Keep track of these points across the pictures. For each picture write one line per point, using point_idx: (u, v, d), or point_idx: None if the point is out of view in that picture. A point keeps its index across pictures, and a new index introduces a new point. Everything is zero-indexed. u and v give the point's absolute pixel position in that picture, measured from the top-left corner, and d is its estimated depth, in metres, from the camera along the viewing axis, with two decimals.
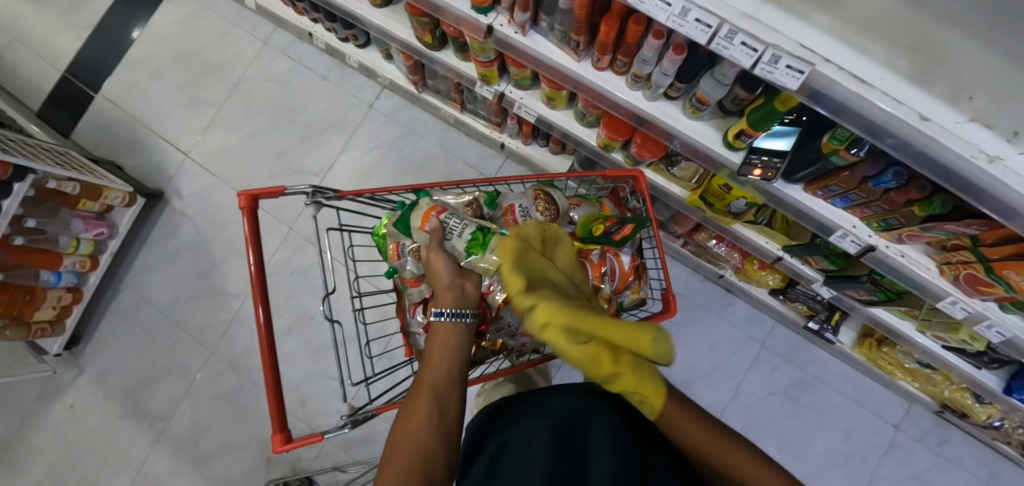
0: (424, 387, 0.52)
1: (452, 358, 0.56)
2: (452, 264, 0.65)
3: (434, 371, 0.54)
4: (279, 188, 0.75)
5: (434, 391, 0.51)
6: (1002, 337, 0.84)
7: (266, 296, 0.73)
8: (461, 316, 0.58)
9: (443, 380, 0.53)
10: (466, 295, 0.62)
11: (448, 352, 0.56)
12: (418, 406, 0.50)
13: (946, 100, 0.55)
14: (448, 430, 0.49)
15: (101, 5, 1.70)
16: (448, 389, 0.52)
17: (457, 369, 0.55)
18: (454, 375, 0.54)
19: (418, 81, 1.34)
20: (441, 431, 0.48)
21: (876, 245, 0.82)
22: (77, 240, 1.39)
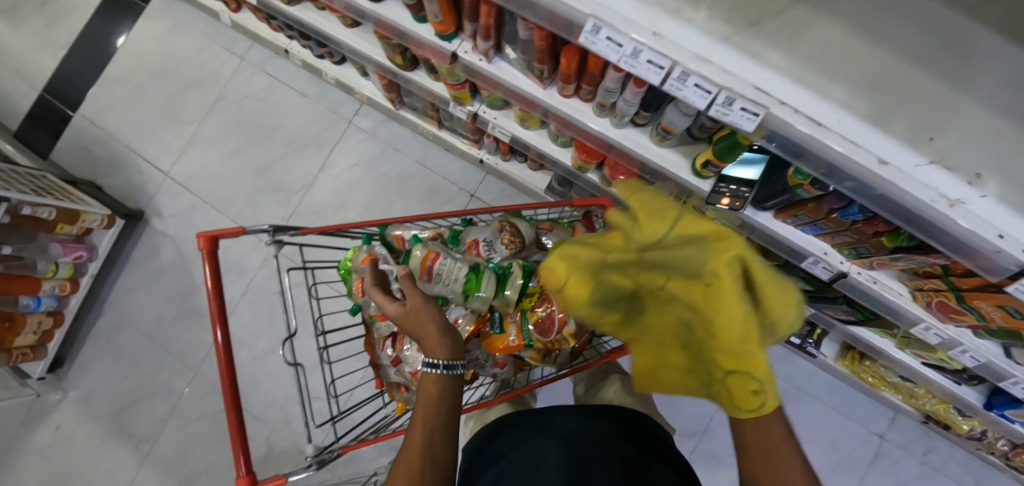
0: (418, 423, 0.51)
1: (445, 396, 0.54)
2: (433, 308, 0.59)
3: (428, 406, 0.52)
4: (238, 227, 0.74)
5: (429, 428, 0.50)
6: (977, 362, 0.83)
7: (229, 337, 0.73)
8: (449, 367, 0.54)
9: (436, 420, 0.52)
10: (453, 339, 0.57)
11: (441, 389, 0.54)
12: (414, 445, 0.49)
13: (906, 142, 0.53)
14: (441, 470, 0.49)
15: (76, 23, 1.68)
16: (439, 431, 0.51)
17: (450, 407, 0.53)
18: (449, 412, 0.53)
19: (395, 99, 1.32)
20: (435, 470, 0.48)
21: (847, 272, 0.80)
22: (56, 264, 1.38)
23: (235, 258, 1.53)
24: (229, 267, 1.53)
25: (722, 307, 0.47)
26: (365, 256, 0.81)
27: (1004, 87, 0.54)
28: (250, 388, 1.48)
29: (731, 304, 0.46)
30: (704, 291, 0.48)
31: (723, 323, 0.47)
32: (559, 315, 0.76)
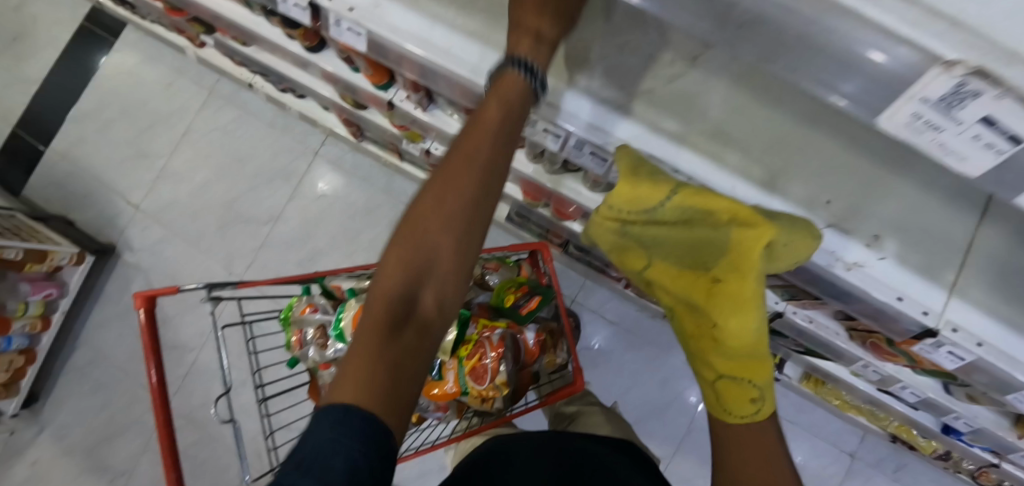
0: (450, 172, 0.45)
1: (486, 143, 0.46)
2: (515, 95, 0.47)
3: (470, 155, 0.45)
4: (173, 287, 0.75)
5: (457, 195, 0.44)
6: (918, 397, 0.83)
7: (165, 395, 0.75)
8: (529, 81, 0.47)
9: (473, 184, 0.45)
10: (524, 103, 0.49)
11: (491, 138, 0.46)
12: (438, 206, 0.44)
13: (801, 205, 0.54)
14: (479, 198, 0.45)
15: (45, 60, 1.70)
16: (489, 155, 0.45)
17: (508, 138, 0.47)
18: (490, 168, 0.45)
19: (356, 132, 1.33)
20: (461, 232, 0.44)
21: (782, 311, 0.81)
22: (26, 303, 1.40)
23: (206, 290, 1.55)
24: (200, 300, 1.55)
25: (734, 304, 0.53)
26: (305, 306, 0.82)
27: (901, 145, 0.54)
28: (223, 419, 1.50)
29: (745, 299, 0.53)
30: (720, 285, 0.54)
31: (734, 323, 0.54)
32: (491, 363, 0.76)
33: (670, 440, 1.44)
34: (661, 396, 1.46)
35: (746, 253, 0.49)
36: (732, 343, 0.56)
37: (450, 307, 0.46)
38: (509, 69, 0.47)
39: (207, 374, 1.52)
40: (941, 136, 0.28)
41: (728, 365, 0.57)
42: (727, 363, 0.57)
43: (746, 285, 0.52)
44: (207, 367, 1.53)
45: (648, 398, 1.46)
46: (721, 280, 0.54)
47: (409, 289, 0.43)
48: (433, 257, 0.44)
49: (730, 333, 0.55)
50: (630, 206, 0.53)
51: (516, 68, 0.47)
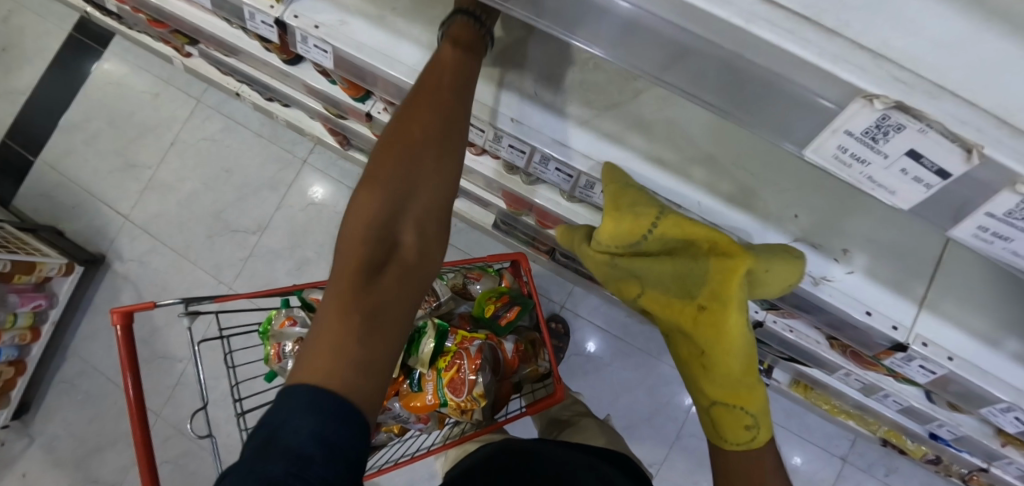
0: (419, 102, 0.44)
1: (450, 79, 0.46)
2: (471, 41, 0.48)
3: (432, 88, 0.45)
4: (150, 302, 0.75)
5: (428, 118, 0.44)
6: (901, 405, 0.83)
7: (143, 410, 0.75)
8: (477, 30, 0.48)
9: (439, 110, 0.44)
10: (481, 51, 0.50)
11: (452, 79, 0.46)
12: (412, 132, 0.43)
13: (769, 220, 0.53)
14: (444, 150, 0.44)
15: (36, 72, 1.71)
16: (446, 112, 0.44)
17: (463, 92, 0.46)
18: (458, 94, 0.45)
19: (343, 141, 1.33)
20: (431, 173, 0.43)
21: (762, 321, 0.81)
22: (16, 314, 1.40)
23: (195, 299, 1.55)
24: None
25: (721, 331, 0.50)
26: (284, 319, 0.82)
27: None
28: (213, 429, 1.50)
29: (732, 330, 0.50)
30: (708, 313, 0.51)
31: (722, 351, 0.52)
32: (470, 377, 0.75)
33: (660, 446, 1.44)
34: (651, 402, 1.45)
35: (731, 280, 0.48)
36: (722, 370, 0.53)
37: (430, 251, 0.44)
38: (457, 15, 0.48)
39: (196, 384, 1.53)
40: (869, 170, 0.28)
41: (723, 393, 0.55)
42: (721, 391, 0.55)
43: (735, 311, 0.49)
44: (197, 376, 1.53)
45: (637, 404, 1.45)
46: (706, 310, 0.51)
47: (383, 233, 0.41)
48: (404, 201, 0.42)
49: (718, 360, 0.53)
50: (615, 240, 0.50)
51: (464, 16, 0.48)
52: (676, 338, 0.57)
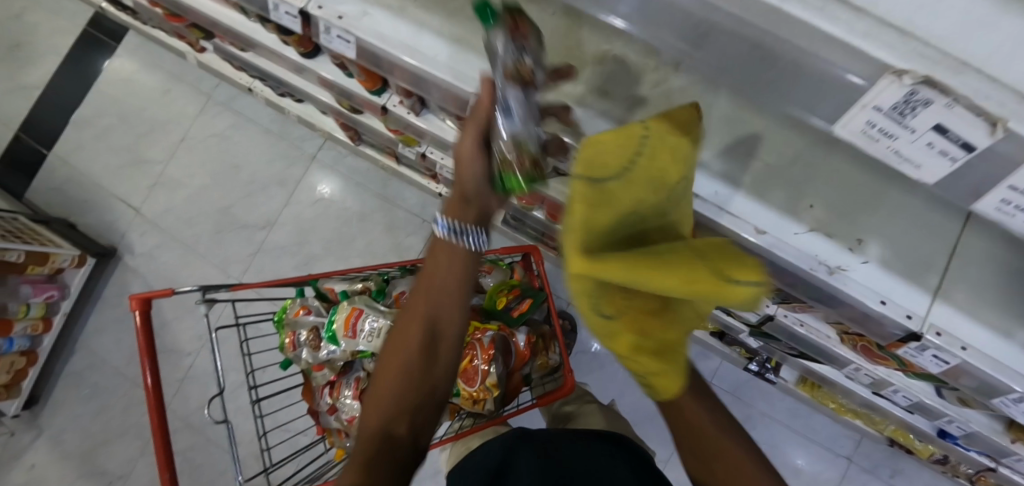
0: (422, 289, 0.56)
1: (449, 270, 0.54)
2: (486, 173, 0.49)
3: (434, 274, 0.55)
4: (168, 289, 0.76)
5: (429, 300, 0.55)
6: (910, 401, 0.83)
7: (161, 400, 0.76)
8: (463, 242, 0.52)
9: (443, 293, 0.55)
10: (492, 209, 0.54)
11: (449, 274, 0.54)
12: (408, 333, 0.56)
13: (784, 208, 0.55)
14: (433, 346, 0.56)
15: (49, 66, 1.72)
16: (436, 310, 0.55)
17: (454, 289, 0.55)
18: (465, 280, 0.55)
19: (354, 136, 1.34)
20: (418, 370, 0.56)
21: (774, 315, 0.80)
22: (27, 305, 1.41)
23: None
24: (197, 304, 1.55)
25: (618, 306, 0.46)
26: (299, 308, 0.83)
27: None
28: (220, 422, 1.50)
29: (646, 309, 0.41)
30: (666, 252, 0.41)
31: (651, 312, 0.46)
32: (483, 366, 0.77)
33: (665, 444, 1.44)
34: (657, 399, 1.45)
35: (677, 272, 0.37)
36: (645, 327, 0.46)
37: (419, 418, 0.56)
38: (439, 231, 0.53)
39: (203, 378, 1.52)
40: (897, 144, 0.30)
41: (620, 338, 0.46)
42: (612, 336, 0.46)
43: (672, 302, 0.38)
44: (204, 370, 1.53)
45: (643, 401, 1.45)
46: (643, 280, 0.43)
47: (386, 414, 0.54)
48: (400, 389, 0.55)
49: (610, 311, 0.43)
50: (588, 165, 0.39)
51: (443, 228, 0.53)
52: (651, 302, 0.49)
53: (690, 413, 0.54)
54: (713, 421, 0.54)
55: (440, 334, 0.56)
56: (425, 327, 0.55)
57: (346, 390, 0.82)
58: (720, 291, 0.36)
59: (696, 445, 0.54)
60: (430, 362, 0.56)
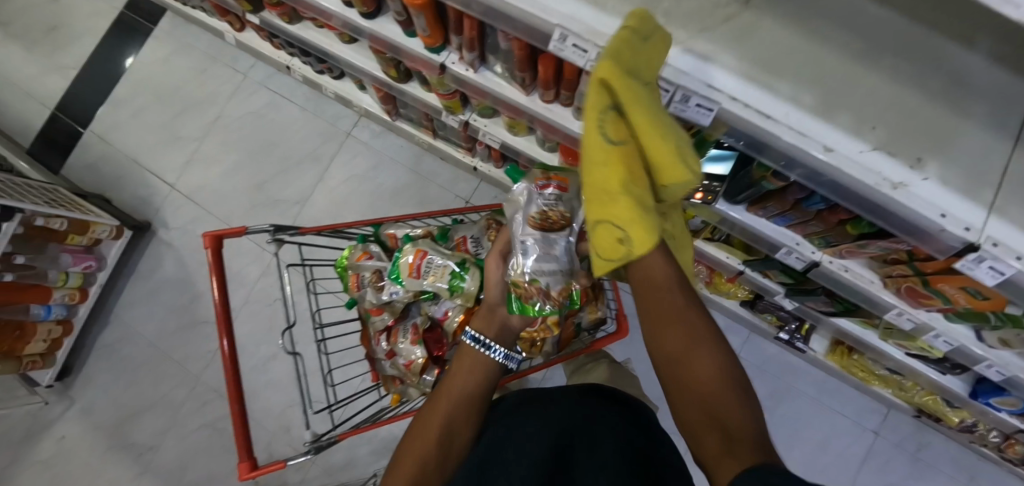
0: (449, 385, 0.65)
1: (473, 373, 0.66)
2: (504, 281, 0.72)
3: (461, 375, 0.66)
4: (241, 227, 0.79)
5: (454, 399, 0.63)
6: (950, 346, 0.86)
7: (230, 327, 0.76)
8: (490, 348, 0.68)
9: (465, 394, 0.64)
10: (507, 328, 0.72)
11: (473, 375, 0.66)
12: (431, 421, 0.61)
13: (850, 129, 0.59)
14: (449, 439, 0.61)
15: (86, 47, 1.76)
16: (458, 407, 0.63)
17: (472, 392, 0.65)
18: (483, 383, 0.66)
19: (391, 110, 1.38)
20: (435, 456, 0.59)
21: (819, 261, 0.83)
22: (66, 274, 1.43)
23: (237, 266, 1.57)
24: (230, 277, 1.57)
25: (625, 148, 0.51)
26: (360, 253, 0.85)
27: (928, 72, 0.60)
28: (250, 394, 1.50)
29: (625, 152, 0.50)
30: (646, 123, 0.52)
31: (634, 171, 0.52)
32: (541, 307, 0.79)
33: None
34: None
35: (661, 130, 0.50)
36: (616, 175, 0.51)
37: None
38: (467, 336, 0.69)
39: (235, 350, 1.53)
40: None
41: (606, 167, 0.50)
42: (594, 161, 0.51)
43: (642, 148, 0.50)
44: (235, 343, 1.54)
45: None
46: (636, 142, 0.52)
47: None
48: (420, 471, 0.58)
49: (613, 137, 0.50)
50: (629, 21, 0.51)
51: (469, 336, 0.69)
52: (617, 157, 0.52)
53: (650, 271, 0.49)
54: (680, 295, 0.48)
55: (460, 425, 0.62)
56: (444, 423, 0.61)
57: (406, 333, 0.83)
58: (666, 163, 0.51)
59: (655, 319, 0.47)
60: (449, 454, 0.60)
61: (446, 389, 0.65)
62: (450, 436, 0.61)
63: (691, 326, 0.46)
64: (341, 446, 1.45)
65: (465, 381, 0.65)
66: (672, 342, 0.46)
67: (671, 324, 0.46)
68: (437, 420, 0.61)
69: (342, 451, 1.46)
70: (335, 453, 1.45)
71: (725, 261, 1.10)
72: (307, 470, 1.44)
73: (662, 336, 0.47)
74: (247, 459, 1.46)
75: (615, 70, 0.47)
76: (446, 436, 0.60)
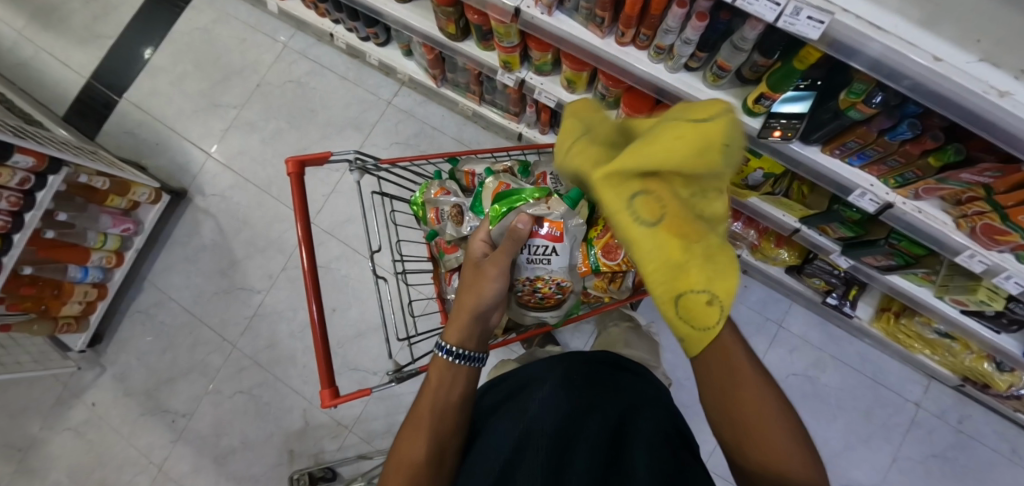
0: (427, 398, 0.63)
1: (452, 385, 0.65)
2: (495, 295, 0.66)
3: (439, 385, 0.64)
4: (325, 153, 0.78)
5: (437, 408, 0.62)
6: (1021, 289, 0.83)
7: (319, 291, 0.73)
8: (461, 358, 0.65)
9: (447, 401, 0.63)
10: (485, 329, 0.69)
11: (453, 384, 0.65)
12: (414, 436, 0.59)
13: (956, 42, 0.60)
14: (439, 452, 0.59)
15: (123, 15, 1.75)
16: (443, 414, 0.62)
17: (451, 402, 0.64)
18: (461, 386, 0.65)
19: (438, 75, 1.39)
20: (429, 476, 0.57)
21: (893, 202, 0.85)
22: (105, 235, 1.41)
23: (276, 233, 1.57)
24: (269, 243, 1.57)
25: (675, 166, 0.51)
26: (438, 189, 0.85)
27: None
28: (288, 361, 1.49)
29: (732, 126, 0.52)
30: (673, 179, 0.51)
31: (694, 233, 0.51)
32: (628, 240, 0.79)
33: None
34: None
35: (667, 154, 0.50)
36: (687, 240, 0.50)
37: None
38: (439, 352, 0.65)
39: (273, 316, 1.52)
40: None
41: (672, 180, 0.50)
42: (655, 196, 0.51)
43: (702, 164, 0.50)
44: (273, 309, 1.53)
45: None
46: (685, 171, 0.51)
47: None
48: None
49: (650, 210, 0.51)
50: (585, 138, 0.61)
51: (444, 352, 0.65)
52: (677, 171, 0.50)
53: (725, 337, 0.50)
54: (742, 354, 0.51)
55: (448, 430, 0.61)
56: (430, 430, 0.60)
57: None
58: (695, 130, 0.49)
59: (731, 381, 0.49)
60: (444, 461, 0.59)
61: (426, 400, 0.63)
62: (442, 447, 0.60)
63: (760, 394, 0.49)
64: (379, 414, 1.43)
65: (447, 394, 0.64)
66: (746, 402, 0.49)
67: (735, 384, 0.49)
68: (419, 436, 0.59)
69: (381, 418, 1.43)
70: (374, 420, 1.43)
71: (781, 219, 1.10)
72: (345, 438, 1.42)
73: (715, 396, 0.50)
74: (284, 425, 1.45)
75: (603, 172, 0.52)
76: (439, 447, 0.59)
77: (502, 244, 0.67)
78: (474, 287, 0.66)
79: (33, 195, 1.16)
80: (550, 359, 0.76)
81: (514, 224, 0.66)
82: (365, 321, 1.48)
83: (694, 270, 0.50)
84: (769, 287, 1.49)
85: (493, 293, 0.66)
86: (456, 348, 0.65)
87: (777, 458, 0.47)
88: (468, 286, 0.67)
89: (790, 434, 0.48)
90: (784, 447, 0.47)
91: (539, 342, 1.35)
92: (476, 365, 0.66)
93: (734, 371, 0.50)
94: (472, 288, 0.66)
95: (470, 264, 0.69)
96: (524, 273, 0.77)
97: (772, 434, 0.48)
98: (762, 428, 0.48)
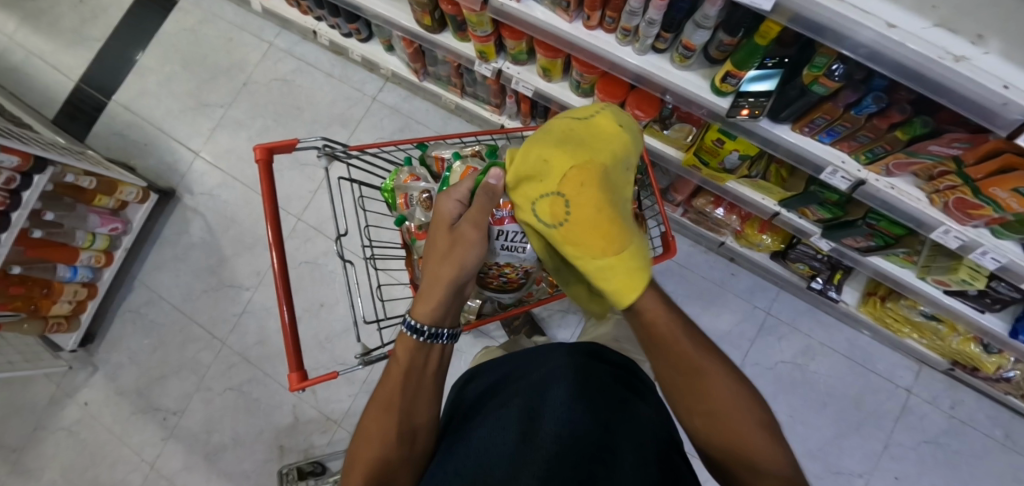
0: (397, 379, 0.62)
1: (425, 363, 0.64)
2: (472, 264, 0.62)
3: (410, 367, 0.63)
4: (293, 140, 0.79)
5: (409, 391, 0.61)
6: (999, 264, 0.81)
7: (288, 279, 0.73)
8: (436, 338, 0.62)
9: (419, 383, 0.63)
10: (457, 303, 0.65)
11: (426, 365, 0.64)
12: (380, 419, 0.59)
13: (911, 9, 0.60)
14: (408, 439, 0.59)
15: (112, 19, 1.77)
16: (414, 394, 0.62)
17: (417, 380, 0.63)
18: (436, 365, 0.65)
19: (420, 69, 1.40)
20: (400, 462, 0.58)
21: (865, 179, 0.85)
22: (93, 235, 1.42)
23: (264, 230, 1.58)
24: (257, 241, 1.58)
25: (584, 187, 0.58)
26: (408, 176, 0.86)
27: None
28: (277, 357, 1.50)
29: (615, 120, 0.65)
30: (574, 186, 0.59)
31: (601, 239, 0.57)
32: None
33: None
34: (711, 330, 1.46)
35: (577, 181, 0.59)
36: (589, 243, 0.57)
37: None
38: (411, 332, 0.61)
39: (262, 312, 1.53)
40: None
41: (570, 206, 0.59)
42: (558, 217, 0.60)
43: (592, 158, 0.60)
44: (263, 306, 1.54)
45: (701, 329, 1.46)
46: (584, 164, 0.59)
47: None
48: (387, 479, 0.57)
49: (552, 220, 0.60)
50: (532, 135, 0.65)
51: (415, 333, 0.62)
52: (585, 195, 0.58)
53: (666, 324, 0.53)
54: (704, 351, 0.52)
55: (420, 421, 0.61)
56: (398, 412, 0.59)
57: None
58: (598, 160, 0.60)
59: (688, 378, 0.52)
60: (415, 442, 0.60)
61: (397, 378, 0.62)
62: (413, 427, 0.61)
63: (719, 385, 0.51)
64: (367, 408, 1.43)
65: (420, 375, 0.63)
66: (706, 394, 0.51)
67: (696, 378, 0.51)
68: (383, 421, 0.59)
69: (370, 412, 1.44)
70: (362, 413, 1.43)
71: (760, 203, 1.10)
72: (334, 432, 1.43)
73: (694, 397, 0.52)
74: (274, 421, 1.46)
75: (514, 181, 0.64)
76: (409, 430, 0.59)
77: (477, 200, 0.64)
78: (452, 254, 0.62)
79: (20, 195, 1.16)
80: (543, 349, 0.76)
81: (486, 179, 0.64)
82: (353, 315, 1.48)
83: (608, 271, 0.56)
84: (755, 274, 1.49)
85: (468, 262, 0.62)
86: (428, 328, 0.61)
87: (743, 448, 0.50)
88: (441, 254, 0.62)
89: (754, 425, 0.50)
90: (759, 442, 0.49)
91: (524, 331, 1.35)
92: (442, 341, 0.63)
93: (703, 371, 0.51)
94: (448, 256, 0.62)
95: (443, 227, 0.66)
96: (499, 259, 0.78)
97: (745, 427, 0.50)
98: (719, 417, 0.51)
